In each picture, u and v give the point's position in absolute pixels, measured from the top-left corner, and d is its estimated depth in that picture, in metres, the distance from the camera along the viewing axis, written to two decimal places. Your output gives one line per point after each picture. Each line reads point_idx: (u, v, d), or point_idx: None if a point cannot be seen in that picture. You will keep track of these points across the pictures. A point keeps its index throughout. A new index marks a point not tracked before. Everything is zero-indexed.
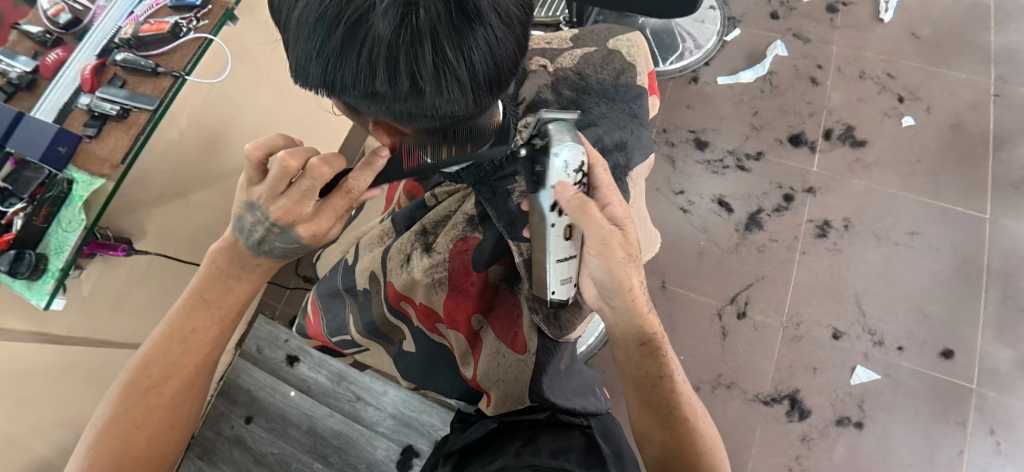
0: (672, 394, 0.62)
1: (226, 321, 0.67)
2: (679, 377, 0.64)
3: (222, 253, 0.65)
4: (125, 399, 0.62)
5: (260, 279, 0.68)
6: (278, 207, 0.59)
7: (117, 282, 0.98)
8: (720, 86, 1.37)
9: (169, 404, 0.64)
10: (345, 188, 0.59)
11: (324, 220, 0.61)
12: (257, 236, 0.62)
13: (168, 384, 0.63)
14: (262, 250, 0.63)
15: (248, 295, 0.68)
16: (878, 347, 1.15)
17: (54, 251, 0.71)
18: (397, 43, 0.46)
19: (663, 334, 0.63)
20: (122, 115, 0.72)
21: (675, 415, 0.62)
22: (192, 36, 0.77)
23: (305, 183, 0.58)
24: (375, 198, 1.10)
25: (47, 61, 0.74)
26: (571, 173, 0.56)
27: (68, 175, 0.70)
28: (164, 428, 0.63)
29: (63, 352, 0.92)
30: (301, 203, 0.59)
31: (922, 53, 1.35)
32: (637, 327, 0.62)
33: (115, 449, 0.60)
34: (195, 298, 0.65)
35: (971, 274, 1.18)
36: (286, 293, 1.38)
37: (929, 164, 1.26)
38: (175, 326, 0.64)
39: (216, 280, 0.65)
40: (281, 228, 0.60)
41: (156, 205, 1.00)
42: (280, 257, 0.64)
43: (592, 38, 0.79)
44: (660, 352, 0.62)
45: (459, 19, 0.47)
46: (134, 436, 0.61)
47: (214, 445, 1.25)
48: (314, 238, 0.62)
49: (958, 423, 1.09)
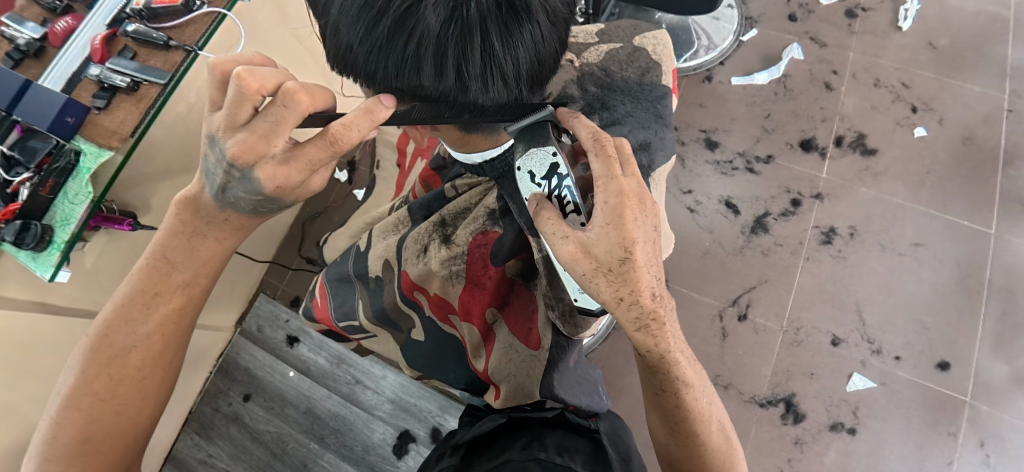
0: (680, 410, 0.57)
1: (192, 286, 0.64)
2: (694, 390, 0.57)
3: (186, 207, 0.62)
4: (90, 368, 0.61)
5: (229, 239, 0.65)
6: (239, 143, 0.52)
7: (123, 257, 0.97)
8: (734, 87, 1.37)
9: (135, 375, 0.63)
10: (330, 135, 0.51)
11: (294, 168, 0.54)
12: (219, 181, 0.57)
13: (131, 355, 0.62)
14: (226, 198, 0.59)
15: (217, 255, 0.65)
16: (876, 356, 1.17)
17: (60, 223, 0.70)
18: (446, 36, 0.47)
19: (675, 350, 0.55)
20: (132, 87, 0.71)
21: (683, 428, 0.58)
22: (204, 10, 0.77)
23: (274, 112, 0.50)
24: (385, 184, 1.10)
25: (56, 28, 0.72)
26: (539, 181, 0.56)
27: (75, 146, 0.69)
28: (133, 400, 0.63)
29: (65, 325, 0.91)
30: (266, 140, 0.52)
31: (939, 64, 1.34)
32: (636, 342, 0.55)
33: (84, 419, 0.60)
34: (156, 258, 0.63)
35: (972, 289, 1.19)
36: (288, 274, 1.37)
37: (938, 176, 1.26)
38: (138, 290, 0.63)
39: (179, 238, 0.63)
40: (242, 171, 0.54)
41: (162, 181, 0.98)
42: (248, 210, 0.60)
43: (618, 33, 0.78)
44: (672, 367, 0.55)
45: (509, 14, 0.48)
46: (103, 407, 0.61)
47: (211, 421, 1.26)
48: (277, 186, 0.55)
49: (949, 434, 1.11)
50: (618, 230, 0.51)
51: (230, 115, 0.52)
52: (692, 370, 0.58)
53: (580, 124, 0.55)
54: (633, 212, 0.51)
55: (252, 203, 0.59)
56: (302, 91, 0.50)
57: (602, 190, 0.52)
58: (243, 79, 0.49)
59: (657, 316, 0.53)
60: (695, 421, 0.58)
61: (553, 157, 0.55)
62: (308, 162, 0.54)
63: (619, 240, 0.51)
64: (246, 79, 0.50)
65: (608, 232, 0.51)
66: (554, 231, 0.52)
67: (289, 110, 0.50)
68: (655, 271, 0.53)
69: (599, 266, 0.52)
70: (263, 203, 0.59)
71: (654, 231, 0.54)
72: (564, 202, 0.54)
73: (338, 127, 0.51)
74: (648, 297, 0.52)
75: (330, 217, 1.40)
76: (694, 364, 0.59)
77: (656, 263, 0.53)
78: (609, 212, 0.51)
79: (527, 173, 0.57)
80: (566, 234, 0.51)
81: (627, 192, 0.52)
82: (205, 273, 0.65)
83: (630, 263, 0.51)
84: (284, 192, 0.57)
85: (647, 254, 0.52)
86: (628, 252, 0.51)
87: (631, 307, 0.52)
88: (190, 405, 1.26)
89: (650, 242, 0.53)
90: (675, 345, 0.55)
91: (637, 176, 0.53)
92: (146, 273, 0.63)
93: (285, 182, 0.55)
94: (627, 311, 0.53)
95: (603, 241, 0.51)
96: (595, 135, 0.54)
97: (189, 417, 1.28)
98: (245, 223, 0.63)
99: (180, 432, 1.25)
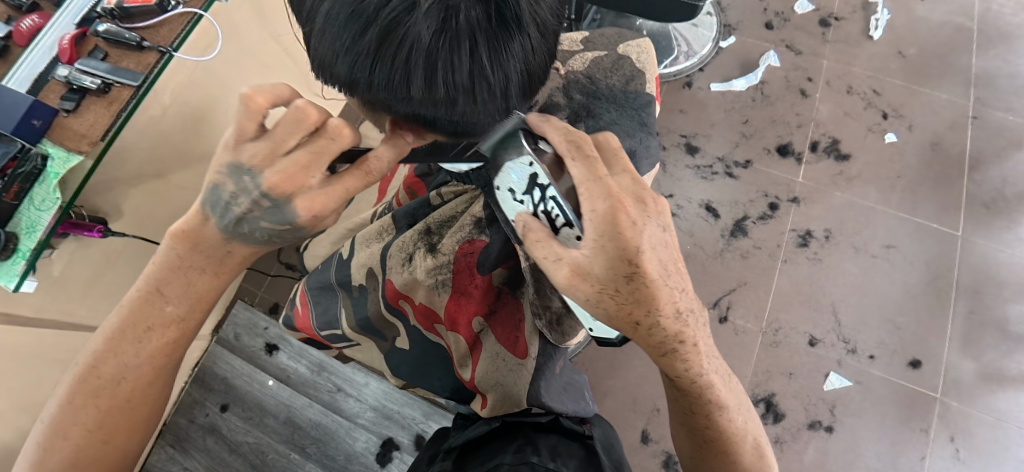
0: (710, 431, 0.58)
1: (187, 320, 0.62)
2: (728, 411, 0.58)
3: (183, 239, 0.59)
4: (77, 400, 0.59)
5: (230, 272, 0.63)
6: (279, 172, 0.53)
7: (92, 265, 0.93)
8: (713, 93, 1.39)
9: (123, 405, 0.60)
10: (367, 166, 0.57)
11: (334, 194, 0.56)
12: (237, 211, 0.56)
13: (120, 387, 0.60)
14: (238, 230, 0.58)
15: (216, 287, 0.63)
16: (851, 355, 1.20)
17: (25, 230, 0.67)
18: (436, 46, 0.47)
19: (706, 372, 0.57)
20: (103, 89, 0.68)
21: (711, 448, 0.59)
22: (180, 10, 0.75)
23: (320, 145, 0.54)
24: (366, 190, 1.09)
25: (22, 26, 0.68)
26: (521, 197, 0.58)
27: (43, 150, 0.65)
28: (122, 427, 0.61)
29: (33, 336, 0.87)
30: (308, 172, 0.55)
31: (908, 72, 1.39)
32: (665, 366, 0.57)
33: (71, 450, 0.58)
34: (151, 289, 0.60)
35: (942, 290, 1.23)
36: (267, 280, 1.34)
37: (908, 181, 1.31)
38: (128, 321, 0.60)
39: (176, 272, 0.60)
40: (275, 201, 0.55)
41: (134, 186, 0.94)
42: (258, 241, 0.59)
43: (602, 41, 0.78)
44: (706, 390, 0.57)
45: (500, 25, 0.48)
46: (90, 437, 0.59)
47: (187, 433, 1.22)
48: (309, 219, 0.57)
49: (922, 430, 1.15)
50: (615, 242, 0.52)
51: (276, 143, 0.54)
52: (728, 392, 0.59)
53: (551, 127, 0.56)
54: (627, 217, 0.52)
55: (272, 233, 0.59)
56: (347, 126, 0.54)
57: (588, 196, 0.53)
58: (302, 110, 0.52)
59: (682, 336, 0.55)
60: (727, 442, 0.58)
61: (530, 167, 0.56)
62: (344, 190, 0.56)
63: (617, 250, 0.52)
64: (304, 109, 0.53)
65: (602, 246, 0.52)
66: (546, 254, 0.53)
67: (335, 143, 0.54)
68: (673, 281, 0.55)
69: (604, 287, 0.53)
70: (284, 233, 0.59)
71: (661, 233, 0.54)
72: (554, 217, 0.55)
73: (373, 157, 0.57)
74: (669, 317, 0.54)
75: None
76: (731, 384, 0.60)
77: (670, 269, 0.55)
78: (600, 223, 0.52)
79: (508, 191, 0.59)
80: (558, 256, 0.53)
81: (619, 195, 0.53)
82: (202, 306, 0.62)
83: (640, 278, 0.52)
84: (313, 223, 0.58)
85: (655, 263, 0.53)
86: (633, 267, 0.52)
87: (652, 331, 0.55)
88: (165, 417, 1.22)
89: (659, 247, 0.54)
90: (707, 368, 0.57)
91: (627, 174, 0.56)
92: (139, 304, 0.60)
93: (320, 210, 0.56)
94: (649, 334, 0.55)
95: (600, 259, 0.52)
96: (569, 139, 0.56)
97: (164, 429, 1.23)
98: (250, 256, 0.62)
99: (154, 446, 1.21)
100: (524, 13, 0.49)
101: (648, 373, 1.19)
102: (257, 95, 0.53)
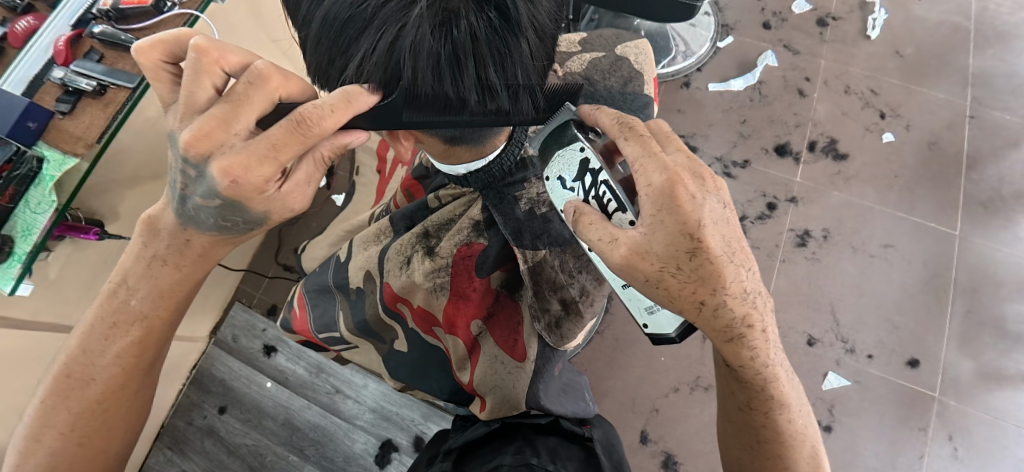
0: (766, 430, 0.56)
1: (150, 317, 0.61)
2: (788, 411, 0.56)
3: (146, 233, 0.58)
4: (50, 399, 0.59)
5: (191, 265, 0.59)
6: (194, 127, 0.48)
7: (88, 268, 0.92)
8: (711, 93, 1.39)
9: (94, 407, 0.60)
10: (298, 119, 0.47)
11: (255, 154, 0.49)
12: (179, 188, 0.53)
13: (90, 387, 0.60)
14: (187, 211, 0.54)
15: (179, 283, 0.60)
16: (850, 355, 1.20)
17: (21, 234, 0.66)
18: (439, 50, 0.48)
19: (773, 364, 0.53)
20: (99, 91, 0.68)
21: (764, 447, 0.56)
22: (176, 12, 0.75)
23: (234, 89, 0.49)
24: (363, 192, 1.09)
25: (16, 28, 0.68)
26: (572, 185, 0.53)
27: (38, 153, 0.64)
28: (98, 432, 0.61)
29: (30, 340, 0.86)
30: (225, 125, 0.49)
31: (905, 71, 1.39)
32: (730, 356, 0.53)
33: (47, 453, 0.59)
34: (119, 285, 0.60)
35: (940, 289, 1.23)
36: (265, 281, 1.34)
37: (906, 180, 1.31)
38: (100, 318, 0.60)
39: (140, 265, 0.59)
40: (198, 167, 0.50)
41: (130, 188, 0.94)
42: (207, 224, 0.55)
43: (600, 42, 0.78)
44: (769, 383, 0.54)
45: (501, 29, 0.49)
46: (65, 440, 0.59)
47: (184, 435, 1.22)
48: (233, 186, 0.50)
49: (920, 429, 1.15)
50: (672, 214, 0.48)
51: (188, 96, 0.50)
52: (791, 390, 0.56)
53: (602, 114, 0.53)
54: (687, 191, 0.48)
55: (213, 212, 0.53)
56: (274, 72, 0.49)
57: (642, 172, 0.49)
58: (202, 51, 0.49)
59: (751, 323, 0.51)
60: (781, 444, 0.56)
61: (581, 153, 0.53)
62: (272, 150, 0.48)
63: (677, 225, 0.48)
64: (207, 51, 0.49)
65: (660, 221, 0.48)
66: (600, 236, 0.49)
67: (255, 87, 0.49)
68: (739, 260, 0.50)
69: (665, 266, 0.49)
70: (224, 211, 0.53)
71: (724, 209, 0.50)
72: (605, 201, 0.51)
73: (309, 107, 0.47)
74: (737, 299, 0.50)
75: (308, 223, 1.37)
76: (794, 383, 0.57)
77: (736, 248, 0.50)
78: (655, 197, 0.48)
79: (558, 180, 0.54)
80: (613, 237, 0.49)
81: (676, 168, 0.49)
82: (165, 303, 0.61)
83: (703, 254, 0.48)
84: (242, 194, 0.51)
85: (718, 240, 0.49)
86: (695, 243, 0.48)
87: (718, 313, 0.50)
88: (161, 419, 1.22)
89: (720, 223, 0.50)
90: (773, 359, 0.53)
91: (683, 152, 0.51)
92: (106, 301, 0.60)
93: (243, 176, 0.49)
94: (715, 319, 0.51)
95: (657, 236, 0.48)
96: (621, 119, 0.52)
97: (161, 432, 1.23)
98: (208, 246, 0.58)
99: (151, 448, 1.20)
100: (524, 17, 0.50)
101: (647, 373, 1.19)
102: (153, 48, 0.52)
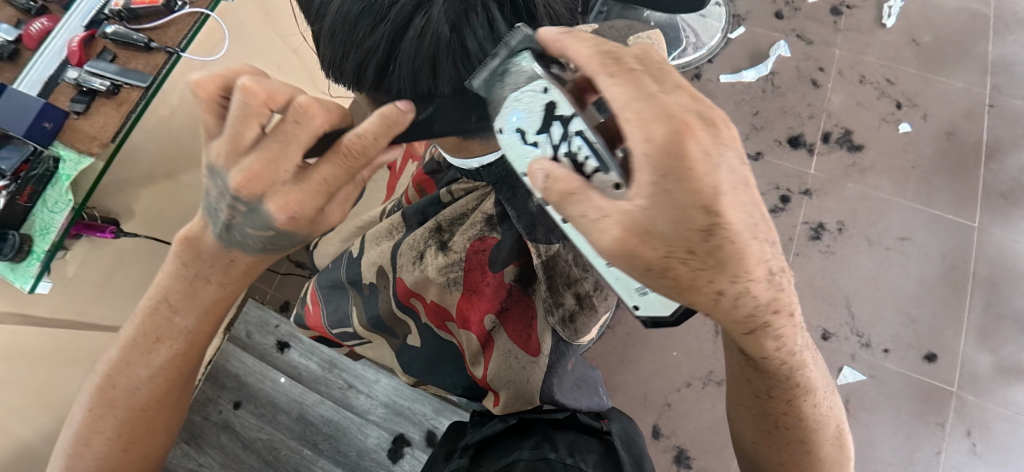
0: (787, 417, 0.55)
1: (194, 334, 0.62)
2: (813, 396, 0.54)
3: (186, 250, 0.57)
4: (96, 408, 0.61)
5: (234, 283, 0.59)
6: (244, 170, 0.48)
7: (105, 267, 0.94)
8: (722, 84, 1.38)
9: (140, 414, 0.62)
10: (344, 148, 0.47)
11: (310, 191, 0.49)
12: (224, 218, 0.52)
13: (137, 399, 0.62)
14: (233, 238, 0.54)
15: (221, 299, 0.60)
16: (865, 349, 1.18)
17: (39, 232, 0.67)
18: (461, 45, 0.49)
19: (798, 352, 0.50)
20: (112, 91, 0.68)
21: (789, 434, 0.56)
22: (187, 11, 0.74)
23: (284, 129, 0.48)
24: (373, 187, 1.09)
25: (31, 29, 0.69)
26: (535, 139, 0.47)
27: (54, 152, 0.65)
28: (142, 437, 0.63)
29: (50, 337, 0.88)
30: (275, 163, 0.48)
31: (922, 60, 1.37)
32: (751, 347, 0.48)
33: (95, 456, 0.61)
34: (161, 301, 0.60)
35: (958, 282, 1.21)
36: (276, 278, 1.36)
37: (923, 171, 1.28)
38: (143, 333, 0.61)
39: (182, 282, 0.58)
40: (249, 203, 0.50)
41: (144, 186, 0.95)
42: (253, 248, 0.55)
43: (613, 34, 0.76)
44: (795, 372, 0.51)
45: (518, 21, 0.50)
46: (112, 445, 0.61)
47: (201, 430, 1.24)
48: (290, 221, 0.51)
49: (937, 425, 1.13)
50: (681, 181, 0.40)
51: (235, 137, 0.48)
52: (816, 375, 0.54)
53: (578, 46, 0.44)
54: (699, 145, 0.40)
55: (263, 239, 0.53)
56: (315, 105, 0.47)
57: (640, 123, 0.41)
58: (249, 91, 0.46)
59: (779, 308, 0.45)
60: (806, 431, 0.56)
61: (546, 95, 0.46)
62: (323, 184, 0.49)
63: (689, 195, 0.40)
64: (252, 90, 0.47)
65: (666, 190, 0.40)
66: (585, 211, 0.41)
67: (302, 126, 0.47)
68: (762, 233, 0.43)
69: (674, 249, 0.41)
70: (275, 239, 0.53)
71: (741, 167, 0.42)
72: (578, 156, 0.45)
73: (351, 138, 0.47)
74: (761, 281, 0.43)
75: None
76: (819, 366, 0.55)
77: (757, 218, 0.43)
78: (658, 156, 0.40)
79: (516, 132, 0.48)
80: (602, 212, 0.41)
81: (683, 115, 0.41)
82: (211, 320, 0.62)
83: (722, 232, 0.40)
84: (296, 225, 0.51)
85: (742, 213, 0.41)
86: (713, 218, 0.40)
87: (739, 302, 0.43)
88: None
89: (738, 188, 0.42)
90: (799, 346, 0.50)
91: (685, 91, 0.43)
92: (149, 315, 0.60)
93: (299, 210, 0.50)
94: (737, 310, 0.44)
95: (664, 212, 0.40)
96: (607, 52, 0.43)
97: None
98: (253, 264, 0.57)
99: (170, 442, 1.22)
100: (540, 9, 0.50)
101: (659, 368, 1.18)
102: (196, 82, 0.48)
